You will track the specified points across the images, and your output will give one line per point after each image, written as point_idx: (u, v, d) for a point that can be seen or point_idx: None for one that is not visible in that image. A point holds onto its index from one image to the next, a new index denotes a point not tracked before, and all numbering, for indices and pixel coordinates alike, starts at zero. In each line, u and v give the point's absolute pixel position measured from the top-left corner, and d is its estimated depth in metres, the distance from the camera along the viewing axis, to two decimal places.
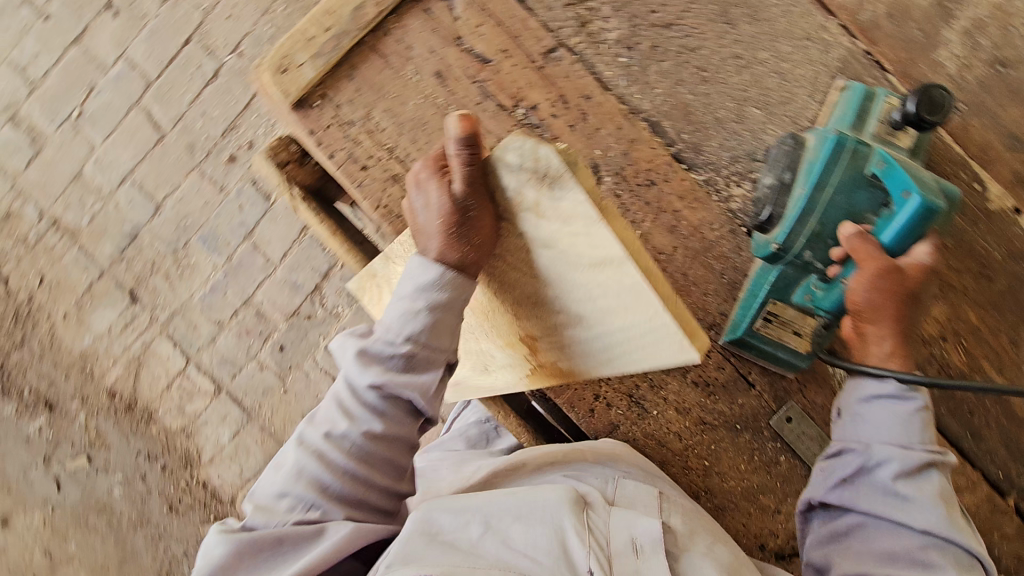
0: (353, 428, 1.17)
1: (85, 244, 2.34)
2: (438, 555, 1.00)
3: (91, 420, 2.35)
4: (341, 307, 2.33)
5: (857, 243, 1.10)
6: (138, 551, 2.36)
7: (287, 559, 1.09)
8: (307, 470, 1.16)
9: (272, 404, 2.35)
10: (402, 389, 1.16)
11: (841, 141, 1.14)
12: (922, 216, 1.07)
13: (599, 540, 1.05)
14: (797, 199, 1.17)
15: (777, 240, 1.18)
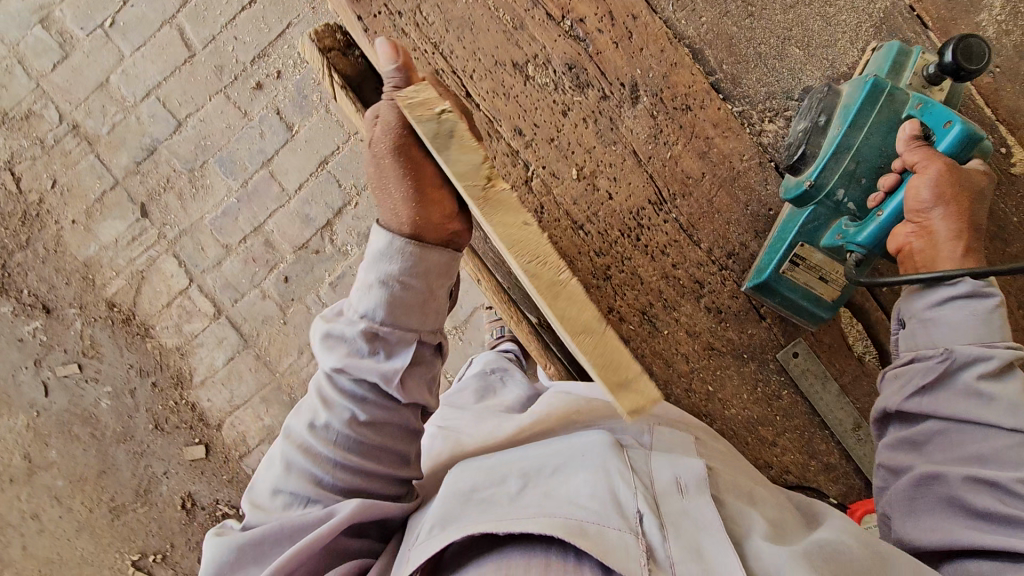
0: (334, 417, 0.98)
1: (102, 153, 2.33)
2: (473, 516, 0.82)
3: (87, 329, 2.35)
4: (350, 246, 2.32)
5: (914, 149, 1.00)
6: (118, 465, 2.37)
7: (280, 547, 0.93)
8: (290, 467, 0.98)
9: (269, 334, 2.34)
10: (364, 368, 0.95)
11: (880, 84, 1.05)
12: (958, 143, 1.00)
13: (643, 480, 0.88)
14: (832, 141, 1.07)
15: (809, 176, 1.09)
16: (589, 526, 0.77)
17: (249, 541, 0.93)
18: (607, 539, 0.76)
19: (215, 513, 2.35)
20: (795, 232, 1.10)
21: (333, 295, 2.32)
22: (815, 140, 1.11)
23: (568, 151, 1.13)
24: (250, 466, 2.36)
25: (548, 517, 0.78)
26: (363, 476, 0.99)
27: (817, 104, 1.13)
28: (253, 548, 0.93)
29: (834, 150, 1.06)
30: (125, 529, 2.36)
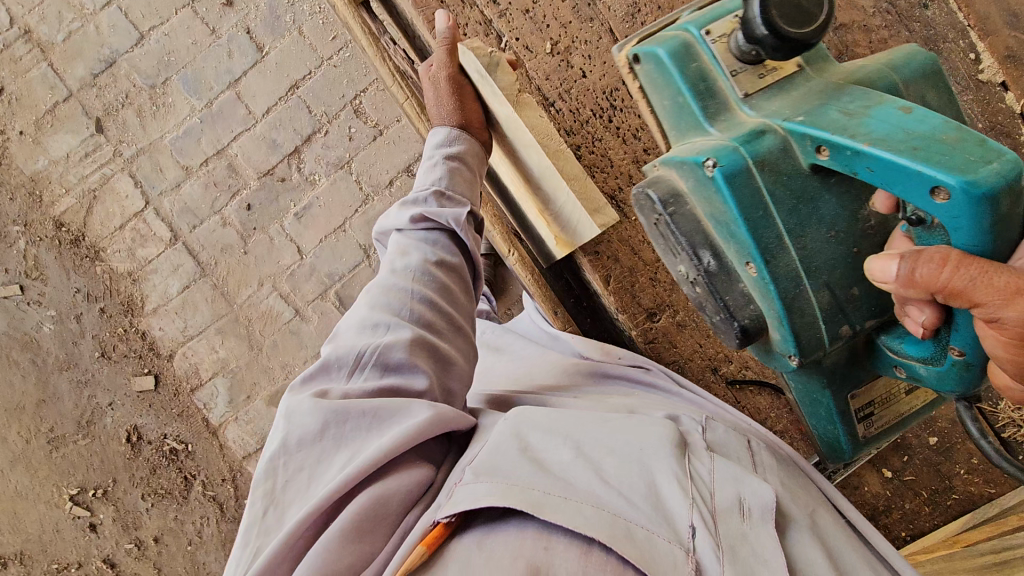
0: (413, 256, 0.95)
1: (56, 62, 2.21)
2: (522, 475, 0.72)
3: (31, 248, 2.21)
4: (318, 174, 2.25)
5: (933, 284, 0.63)
6: (60, 394, 2.24)
7: (369, 425, 0.76)
8: (371, 307, 0.89)
9: (229, 263, 2.25)
10: (442, 211, 0.98)
11: (736, 171, 0.73)
12: (988, 211, 0.60)
13: (702, 492, 0.76)
14: (759, 285, 0.78)
15: (791, 352, 0.81)
16: (636, 531, 0.68)
17: (345, 406, 0.76)
18: (655, 550, 0.67)
19: (162, 448, 2.25)
20: (835, 411, 0.91)
21: (299, 226, 2.25)
22: (731, 282, 0.82)
23: (543, 24, 1.11)
24: (202, 401, 2.26)
25: (598, 508, 0.68)
26: (445, 317, 0.93)
27: (678, 236, 0.83)
28: (344, 415, 0.76)
29: (787, 312, 0.77)
30: (63, 462, 2.24)
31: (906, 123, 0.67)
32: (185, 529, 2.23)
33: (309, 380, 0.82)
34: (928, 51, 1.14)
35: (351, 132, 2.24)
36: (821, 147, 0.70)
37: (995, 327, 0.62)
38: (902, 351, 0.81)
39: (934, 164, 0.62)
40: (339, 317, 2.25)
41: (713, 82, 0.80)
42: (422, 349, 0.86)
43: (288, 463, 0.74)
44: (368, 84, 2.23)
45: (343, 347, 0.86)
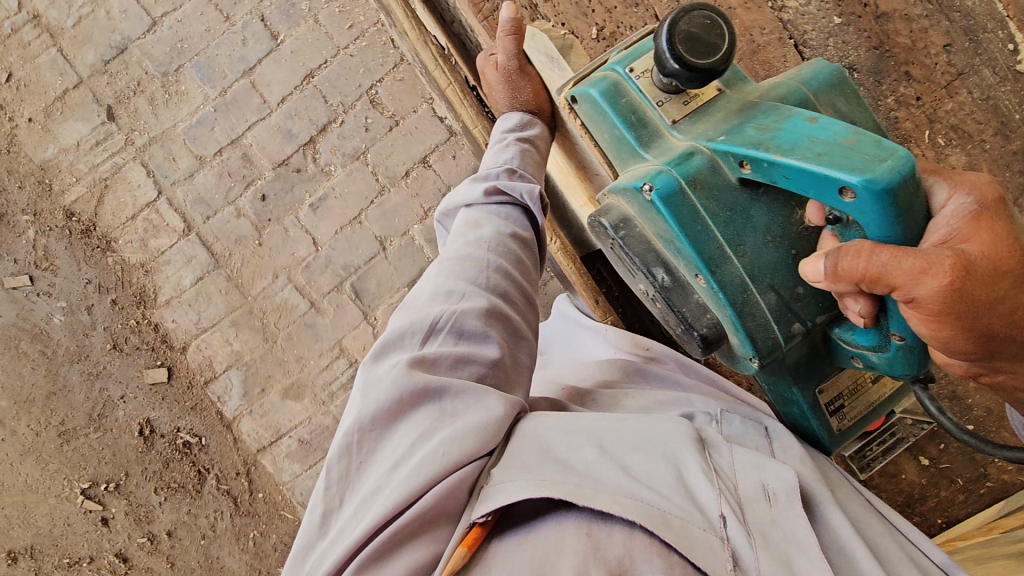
0: (487, 230, 0.98)
1: (66, 48, 2.17)
2: (549, 472, 0.74)
3: (41, 238, 2.18)
4: (334, 165, 2.23)
5: (857, 279, 0.74)
6: (71, 386, 2.21)
7: (446, 404, 0.80)
8: (448, 275, 0.92)
9: (243, 254, 2.22)
10: (516, 185, 1.02)
11: (671, 190, 0.86)
12: (887, 203, 0.72)
13: (727, 483, 0.80)
14: (711, 294, 0.89)
15: (751, 355, 0.91)
16: (671, 519, 0.71)
17: (422, 385, 0.80)
18: (691, 538, 0.71)
19: (175, 441, 2.22)
20: (806, 405, 1.01)
21: (314, 217, 2.23)
22: (687, 295, 0.94)
23: (589, 8, 1.14)
24: (216, 393, 2.24)
25: (631, 500, 0.71)
26: (518, 289, 0.96)
27: (634, 257, 0.95)
28: (419, 396, 0.80)
29: (739, 317, 0.88)
30: (74, 455, 2.21)
31: (811, 132, 0.80)
32: (198, 523, 2.20)
33: (386, 350, 0.86)
34: (969, 41, 1.14)
35: (368, 123, 2.22)
36: (742, 162, 0.84)
37: (917, 304, 0.72)
38: (854, 341, 0.90)
39: (837, 167, 0.74)
40: (355, 309, 2.23)
41: (644, 114, 0.95)
42: (495, 324, 0.89)
43: (360, 444, 0.80)
44: (385, 74, 2.22)
45: (417, 315, 0.88)
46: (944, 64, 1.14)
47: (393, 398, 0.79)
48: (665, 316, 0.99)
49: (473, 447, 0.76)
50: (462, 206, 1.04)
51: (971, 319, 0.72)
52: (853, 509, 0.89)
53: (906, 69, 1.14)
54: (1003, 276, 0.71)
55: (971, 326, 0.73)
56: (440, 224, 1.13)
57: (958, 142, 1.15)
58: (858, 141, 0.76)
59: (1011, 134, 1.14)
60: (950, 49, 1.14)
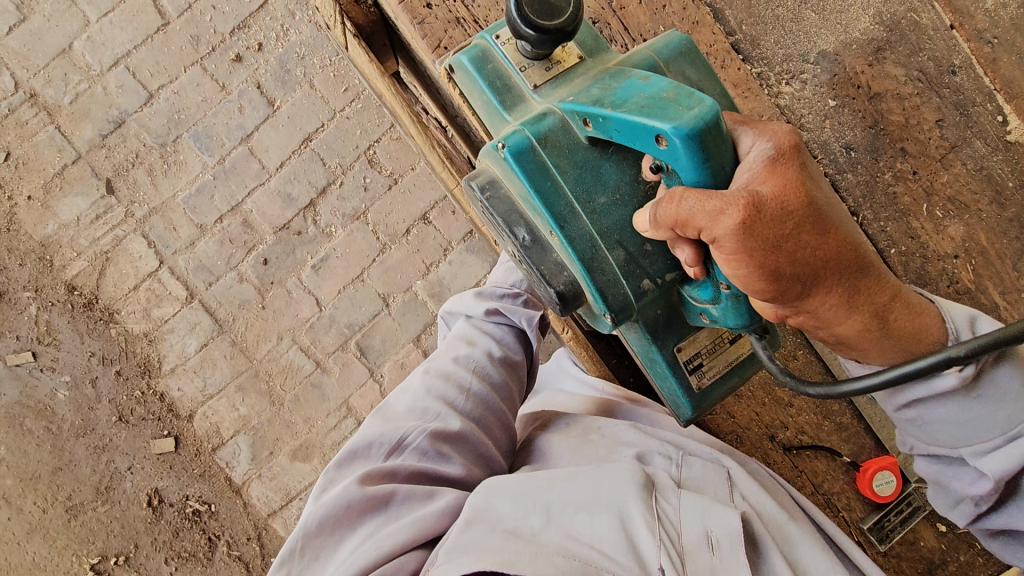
0: (474, 349, 1.12)
1: (64, 124, 2.18)
2: (494, 542, 0.78)
3: (43, 314, 2.17)
4: (335, 226, 2.24)
5: (664, 221, 0.77)
6: (78, 461, 2.19)
7: (395, 517, 0.86)
8: (427, 390, 1.04)
9: (247, 318, 2.22)
10: (516, 312, 1.17)
11: (523, 150, 0.88)
12: (695, 148, 0.74)
13: (670, 533, 0.83)
14: (565, 252, 0.90)
15: (604, 311, 0.92)
16: None
17: (374, 495, 0.87)
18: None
19: (185, 510, 2.20)
20: (666, 363, 1.00)
21: (316, 278, 2.23)
22: (545, 253, 0.95)
23: None
24: (224, 459, 2.22)
25: (568, 566, 0.75)
26: (491, 409, 1.06)
27: (497, 216, 0.96)
28: (369, 505, 0.86)
29: (588, 272, 0.89)
30: (83, 530, 2.18)
31: (640, 90, 0.82)
32: None
33: (350, 458, 0.94)
34: (960, 115, 1.17)
35: (367, 183, 2.24)
36: (585, 119, 0.86)
37: (716, 245, 0.74)
38: (700, 297, 0.92)
39: (653, 117, 0.76)
40: (360, 367, 2.23)
41: (510, 80, 0.98)
42: (461, 444, 0.98)
43: (303, 550, 0.85)
44: (382, 135, 2.25)
45: (387, 427, 0.98)
46: (937, 138, 1.17)
47: (340, 506, 0.85)
48: (531, 277, 1.00)
49: (405, 539, 0.83)
50: (462, 316, 1.19)
51: (765, 257, 0.72)
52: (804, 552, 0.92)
53: (901, 145, 1.17)
54: (789, 214, 0.72)
55: (766, 264, 0.73)
56: (442, 320, 1.26)
57: (956, 212, 1.17)
58: (676, 94, 0.78)
59: (1006, 203, 1.18)
60: (942, 123, 1.17)
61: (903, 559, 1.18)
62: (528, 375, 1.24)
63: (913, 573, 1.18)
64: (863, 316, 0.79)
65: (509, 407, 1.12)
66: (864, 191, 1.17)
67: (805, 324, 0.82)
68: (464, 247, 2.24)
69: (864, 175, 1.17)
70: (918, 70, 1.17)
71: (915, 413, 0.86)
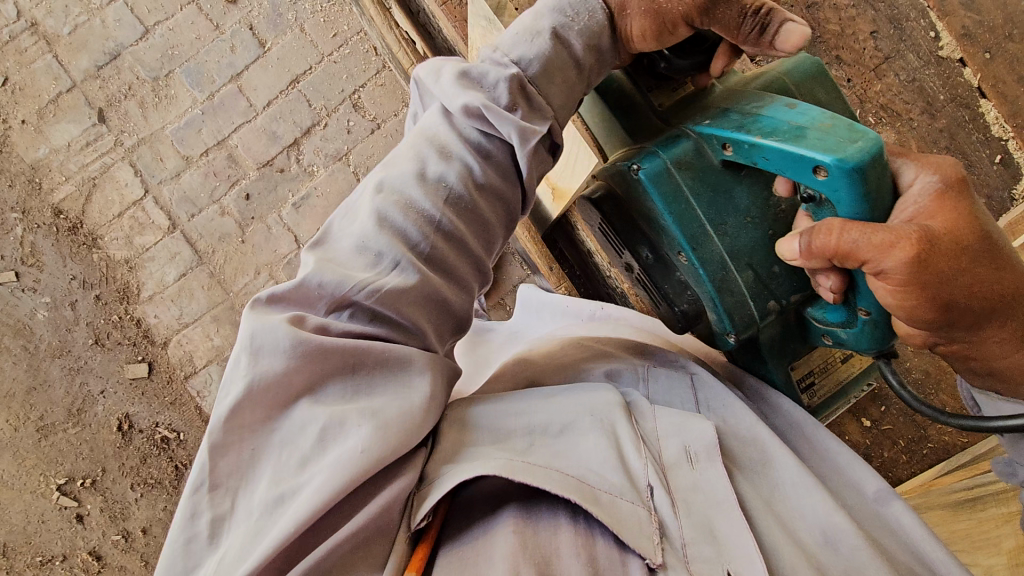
0: (448, 170, 0.91)
1: (61, 54, 2.27)
2: (488, 454, 0.81)
3: (28, 235, 2.24)
4: (317, 166, 2.31)
5: (821, 250, 0.82)
6: (52, 381, 2.24)
7: (359, 385, 0.79)
8: (379, 224, 0.86)
9: (226, 251, 2.28)
10: (504, 121, 0.91)
11: (656, 171, 0.97)
12: (856, 181, 0.80)
13: (652, 451, 0.90)
14: (692, 271, 1.00)
15: (728, 331, 1.03)
16: (601, 495, 0.80)
17: (329, 354, 0.78)
18: (622, 511, 0.79)
19: (153, 437, 2.23)
20: (780, 382, 1.11)
21: (296, 216, 2.29)
22: (669, 274, 1.08)
23: None
24: (196, 388, 2.26)
25: (563, 476, 0.80)
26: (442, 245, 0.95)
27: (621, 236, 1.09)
28: (327, 368, 0.78)
29: (717, 294, 0.99)
30: (52, 451, 2.22)
31: (789, 119, 0.89)
32: (174, 519, 2.19)
33: (292, 299, 0.82)
34: (894, 28, 1.24)
35: (350, 126, 2.31)
36: (725, 144, 0.94)
37: (883, 278, 0.79)
38: (826, 319, 1.01)
39: (810, 149, 0.83)
40: None
41: (637, 99, 1.05)
42: (418, 312, 0.85)
43: (252, 441, 0.75)
44: (367, 80, 2.32)
45: (329, 273, 0.82)
46: (871, 49, 1.23)
47: (294, 363, 0.76)
48: (653, 291, 1.14)
49: (393, 445, 0.76)
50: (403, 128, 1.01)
51: (932, 291, 0.78)
52: (777, 481, 0.95)
53: (838, 53, 1.23)
54: (962, 251, 0.78)
55: (931, 297, 0.79)
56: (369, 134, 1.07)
57: (889, 119, 1.23)
58: (832, 126, 0.84)
59: (937, 113, 1.23)
60: (877, 35, 1.24)
61: None
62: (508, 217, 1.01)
63: None
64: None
65: (478, 240, 0.95)
66: None
67: (962, 353, 0.89)
68: None
69: None
70: None
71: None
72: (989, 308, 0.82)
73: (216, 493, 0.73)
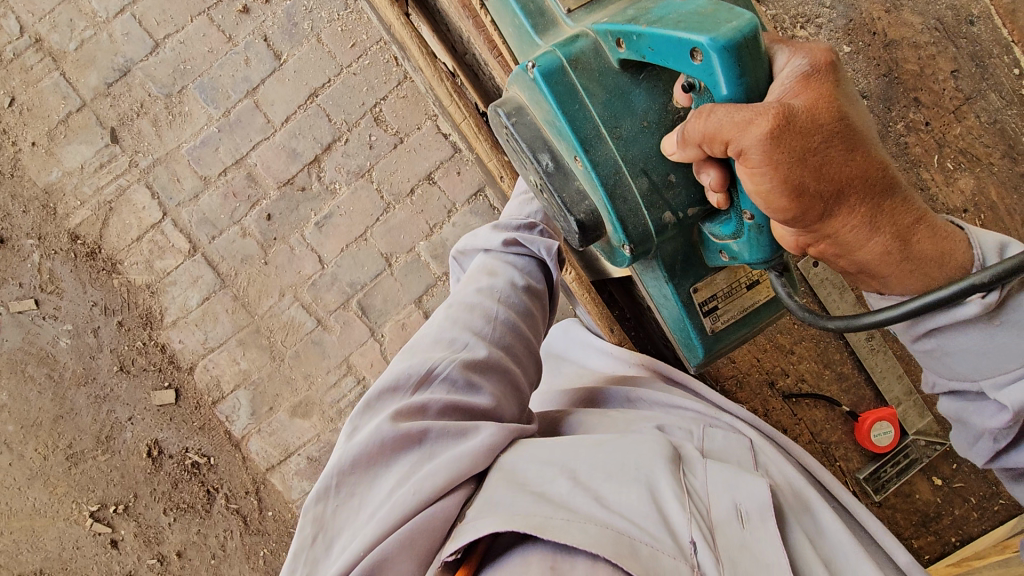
0: (496, 280, 1.06)
1: (68, 71, 2.20)
2: (525, 506, 0.74)
3: (46, 262, 2.19)
4: (339, 183, 2.23)
5: (694, 138, 0.78)
6: (79, 409, 2.21)
7: (432, 454, 0.85)
8: (451, 322, 1.00)
9: (250, 273, 2.22)
10: (535, 240, 1.10)
11: (551, 67, 0.89)
12: (732, 61, 0.73)
13: (700, 505, 0.79)
14: (587, 177, 0.92)
15: (622, 241, 0.95)
16: (640, 548, 0.70)
17: (407, 431, 0.85)
18: (661, 567, 0.69)
19: (184, 462, 2.21)
20: (681, 303, 1.05)
21: (320, 236, 2.22)
22: (567, 179, 0.97)
23: None
24: (224, 413, 2.22)
25: (599, 528, 0.70)
26: (518, 336, 1.03)
27: (522, 142, 0.99)
28: (403, 441, 0.85)
29: (611, 199, 0.91)
30: (83, 478, 2.20)
31: (677, 8, 0.81)
32: (208, 543, 2.18)
33: (382, 392, 0.92)
34: (976, 67, 1.19)
35: (372, 141, 2.22)
36: (618, 40, 0.86)
37: (743, 159, 0.72)
38: (721, 233, 0.94)
39: (690, 29, 0.76)
40: (361, 326, 2.22)
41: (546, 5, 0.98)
42: (491, 372, 0.95)
43: (339, 487, 0.84)
44: (389, 93, 2.22)
45: (411, 364, 0.94)
46: (952, 90, 1.19)
47: (379, 439, 0.84)
48: (552, 205, 1.03)
49: (444, 481, 0.81)
50: (480, 252, 1.13)
51: (795, 174, 0.71)
52: (823, 535, 0.89)
53: (915, 95, 1.20)
54: (818, 128, 0.70)
55: (788, 178, 0.71)
56: (456, 261, 1.21)
57: (967, 165, 1.19)
58: (715, 9, 0.77)
59: (1018, 157, 1.18)
60: (957, 75, 1.19)
61: (898, 510, 1.30)
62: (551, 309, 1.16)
63: (907, 523, 1.30)
64: (885, 237, 0.75)
65: (532, 328, 1.06)
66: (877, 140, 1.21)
67: (828, 252, 0.79)
68: (468, 209, 2.22)
69: (875, 124, 1.21)
70: (936, 19, 1.20)
71: (933, 343, 0.86)
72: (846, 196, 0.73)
73: (318, 543, 0.81)
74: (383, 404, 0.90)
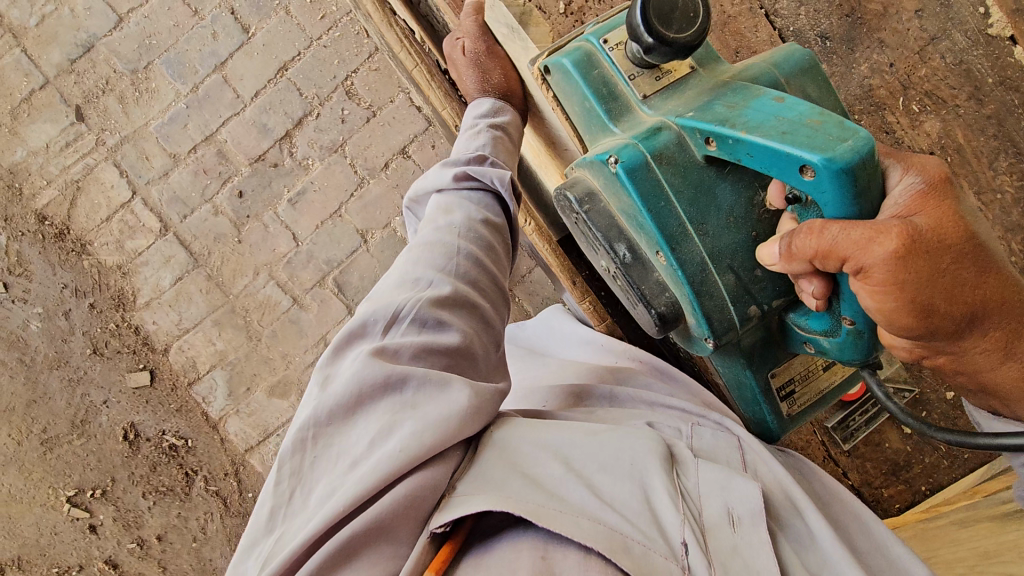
0: (457, 217, 1.01)
1: (30, 48, 2.16)
2: (517, 489, 0.74)
3: (13, 243, 2.15)
4: (312, 158, 2.19)
5: (801, 254, 0.75)
6: (52, 393, 2.17)
7: (408, 403, 0.81)
8: (418, 264, 0.94)
9: (223, 252, 2.19)
10: (486, 171, 1.05)
11: (634, 164, 0.87)
12: (846, 182, 0.71)
13: (692, 506, 0.79)
14: (670, 272, 0.91)
15: (705, 335, 0.94)
16: (632, 544, 0.71)
17: (382, 378, 0.80)
18: (652, 565, 0.70)
19: (161, 444, 2.17)
20: (758, 390, 1.05)
21: (294, 212, 2.19)
22: (647, 272, 0.95)
23: None
24: (201, 394, 2.19)
25: (594, 524, 0.71)
26: (485, 273, 0.98)
27: (596, 232, 0.96)
28: (378, 389, 0.80)
29: (696, 296, 0.89)
30: (59, 463, 2.16)
31: (776, 112, 0.79)
32: (189, 525, 2.15)
33: (350, 339, 0.87)
34: (940, 7, 1.20)
35: (344, 115, 2.19)
36: (708, 138, 0.83)
37: (863, 277, 0.71)
38: (808, 327, 0.92)
39: (799, 146, 0.73)
40: (339, 304, 2.19)
41: (617, 88, 0.95)
42: (459, 310, 0.91)
43: (316, 438, 0.79)
44: (360, 65, 2.19)
45: (377, 307, 0.89)
46: (916, 29, 1.20)
47: (354, 388, 0.79)
48: (625, 292, 1.01)
49: (430, 443, 0.77)
50: (433, 193, 1.08)
51: (916, 293, 0.69)
52: (801, 538, 0.87)
53: (880, 36, 1.21)
54: (955, 256, 0.69)
55: (914, 299, 0.70)
56: (410, 211, 1.17)
57: (932, 107, 1.20)
58: (823, 121, 0.75)
59: (984, 99, 1.19)
60: (922, 14, 1.20)
61: (867, 459, 1.30)
62: (512, 244, 1.12)
63: (876, 472, 1.29)
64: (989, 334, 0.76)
65: (497, 266, 1.02)
66: (841, 84, 1.21)
67: (926, 350, 0.80)
68: None
69: (841, 66, 1.21)
70: None
71: None
72: (972, 314, 0.73)
73: (295, 496, 0.78)
74: (356, 352, 0.85)
